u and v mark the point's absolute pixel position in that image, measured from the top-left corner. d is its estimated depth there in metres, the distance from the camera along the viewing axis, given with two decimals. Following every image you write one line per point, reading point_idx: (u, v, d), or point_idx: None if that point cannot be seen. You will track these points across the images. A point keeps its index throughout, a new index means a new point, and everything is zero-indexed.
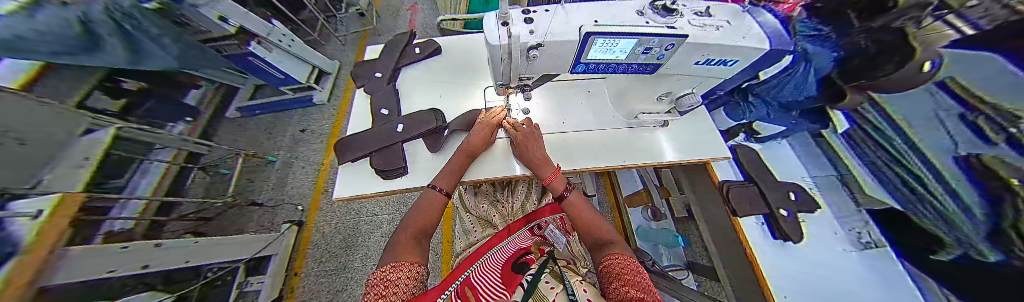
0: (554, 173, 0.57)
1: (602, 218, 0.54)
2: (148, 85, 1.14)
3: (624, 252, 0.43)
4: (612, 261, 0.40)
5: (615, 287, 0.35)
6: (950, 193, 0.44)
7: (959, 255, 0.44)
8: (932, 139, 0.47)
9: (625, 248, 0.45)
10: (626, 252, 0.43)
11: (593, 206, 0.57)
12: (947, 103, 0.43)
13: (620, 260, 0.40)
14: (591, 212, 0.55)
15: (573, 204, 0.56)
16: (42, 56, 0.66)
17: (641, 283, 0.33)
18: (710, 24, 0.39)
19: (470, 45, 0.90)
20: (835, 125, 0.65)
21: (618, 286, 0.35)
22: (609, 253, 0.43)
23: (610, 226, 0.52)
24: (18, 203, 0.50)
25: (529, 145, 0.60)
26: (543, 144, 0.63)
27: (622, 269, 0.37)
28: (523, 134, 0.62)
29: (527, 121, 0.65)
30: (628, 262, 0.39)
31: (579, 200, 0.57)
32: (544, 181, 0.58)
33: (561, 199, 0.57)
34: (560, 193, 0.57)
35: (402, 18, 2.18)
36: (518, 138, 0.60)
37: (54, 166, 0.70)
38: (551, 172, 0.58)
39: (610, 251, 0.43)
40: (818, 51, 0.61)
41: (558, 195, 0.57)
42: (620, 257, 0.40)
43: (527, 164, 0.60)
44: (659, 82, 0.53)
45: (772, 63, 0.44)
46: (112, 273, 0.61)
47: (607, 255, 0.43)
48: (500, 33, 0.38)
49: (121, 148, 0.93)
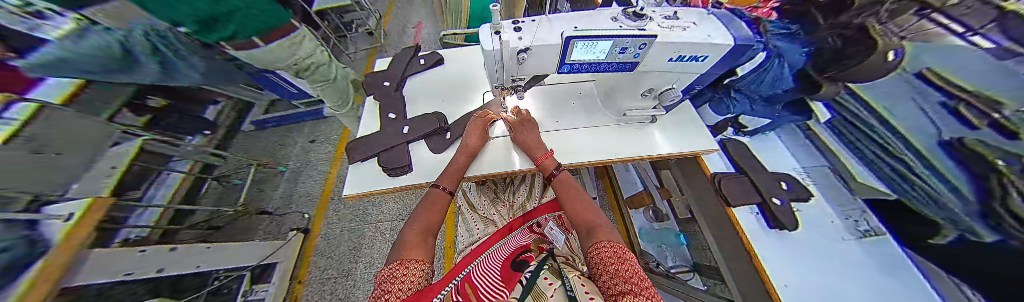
0: (544, 154, 0.62)
1: (592, 203, 0.56)
2: (172, 102, 1.24)
3: (614, 239, 0.44)
4: (602, 248, 0.41)
5: (605, 275, 0.37)
6: (937, 175, 0.45)
7: (957, 236, 0.44)
8: (913, 126, 0.49)
9: (612, 232, 0.46)
10: (614, 239, 0.44)
11: (584, 191, 0.59)
12: (924, 90, 0.46)
13: (608, 248, 0.41)
14: (579, 198, 0.57)
15: (564, 185, 0.59)
16: (77, 74, 0.84)
17: (630, 272, 0.34)
18: (676, 26, 0.45)
19: (469, 55, 0.97)
20: (818, 115, 0.69)
21: (607, 277, 0.36)
22: (598, 241, 0.44)
23: (601, 211, 0.53)
24: (49, 208, 0.60)
25: (524, 128, 0.66)
26: (538, 133, 0.68)
27: (610, 258, 0.38)
28: (517, 123, 0.67)
29: (519, 111, 0.69)
30: (618, 250, 0.40)
31: (568, 180, 0.60)
32: (536, 162, 0.63)
33: (550, 180, 0.60)
34: (550, 173, 0.61)
35: (408, 35, 2.35)
36: (518, 125, 0.66)
37: (82, 177, 0.77)
38: (544, 153, 0.63)
39: (598, 239, 0.44)
40: (787, 47, 0.62)
41: (550, 176, 0.61)
42: (610, 244, 0.42)
43: (521, 148, 0.65)
44: (640, 78, 0.57)
45: (740, 58, 0.49)
46: (125, 276, 0.67)
47: (596, 244, 0.43)
48: (493, 40, 0.44)
49: (142, 160, 1.01)
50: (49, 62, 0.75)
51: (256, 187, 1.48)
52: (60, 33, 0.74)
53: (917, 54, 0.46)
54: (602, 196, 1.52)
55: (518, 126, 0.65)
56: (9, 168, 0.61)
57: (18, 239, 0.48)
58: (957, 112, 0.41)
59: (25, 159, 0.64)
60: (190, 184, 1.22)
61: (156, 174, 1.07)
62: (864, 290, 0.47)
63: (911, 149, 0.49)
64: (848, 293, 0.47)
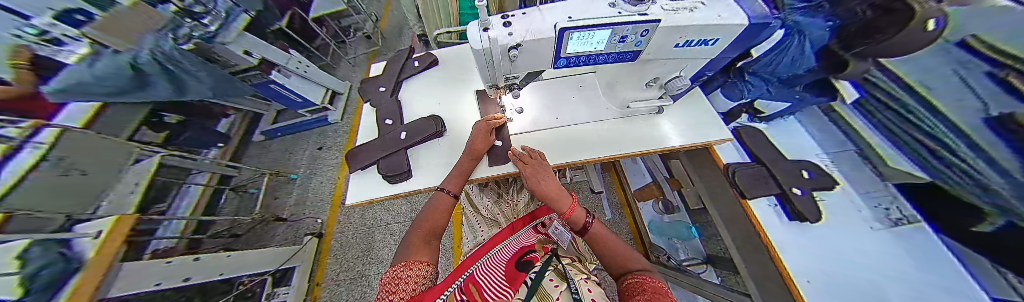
0: (572, 207, 0.55)
1: (626, 245, 0.54)
2: (186, 117, 1.30)
3: (652, 276, 0.43)
4: (636, 280, 0.41)
5: (636, 298, 0.35)
6: (980, 154, 0.39)
7: (1004, 224, 0.38)
8: (955, 101, 0.42)
9: (655, 275, 0.44)
10: (654, 277, 0.42)
11: (615, 234, 0.57)
12: (968, 61, 0.39)
13: (644, 279, 0.40)
14: (609, 236, 0.55)
15: (597, 237, 0.55)
16: (94, 97, 0.89)
17: (660, 297, 0.33)
18: (682, 7, 0.41)
19: (463, 54, 0.95)
20: (844, 94, 0.64)
21: (640, 297, 0.35)
22: (635, 273, 0.44)
23: (640, 255, 0.51)
24: (80, 226, 0.66)
25: (539, 175, 0.58)
26: (555, 176, 0.60)
27: (647, 287, 0.37)
28: (529, 168, 0.60)
29: (528, 149, 0.64)
30: (654, 284, 0.39)
31: (603, 231, 0.56)
32: (563, 216, 0.56)
33: (583, 233, 0.56)
34: (581, 227, 0.55)
35: (405, 36, 2.35)
36: (529, 171, 0.59)
37: (105, 196, 0.81)
38: (569, 205, 0.56)
39: (636, 272, 0.44)
40: (810, 22, 0.56)
41: (580, 229, 0.56)
42: (646, 278, 0.41)
43: (541, 197, 0.58)
44: (644, 68, 0.55)
45: (756, 38, 0.45)
46: (155, 286, 0.71)
47: (633, 275, 0.43)
48: (482, 37, 0.42)
49: (165, 175, 1.08)
50: (69, 86, 0.81)
51: (270, 194, 1.54)
52: (75, 58, 0.80)
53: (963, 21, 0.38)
54: (611, 190, 1.49)
55: (530, 172, 0.58)
56: (47, 189, 0.66)
57: (56, 256, 0.52)
58: (1006, 83, 0.33)
59: (57, 179, 0.68)
60: (210, 194, 1.31)
61: (178, 187, 1.16)
62: (889, 279, 0.44)
63: (949, 125, 0.43)
64: (876, 285, 0.44)
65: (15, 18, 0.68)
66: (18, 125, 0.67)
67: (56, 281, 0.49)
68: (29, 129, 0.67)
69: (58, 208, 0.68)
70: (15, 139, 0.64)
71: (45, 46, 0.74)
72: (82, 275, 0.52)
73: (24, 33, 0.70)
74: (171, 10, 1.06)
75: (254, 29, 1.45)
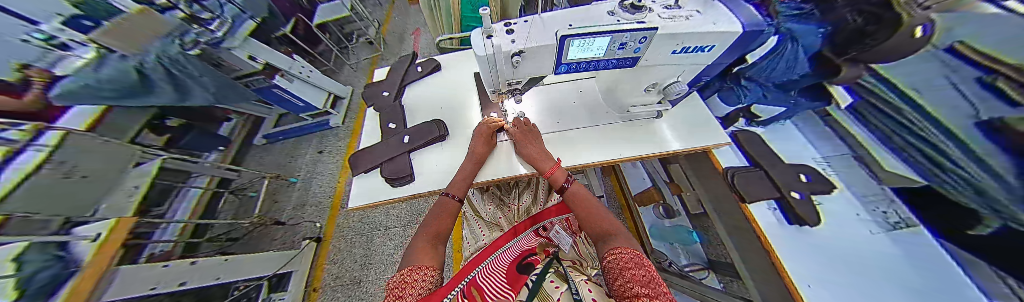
0: (554, 166, 0.58)
1: (609, 213, 0.53)
2: (187, 121, 1.31)
3: (629, 246, 0.42)
4: (619, 254, 0.39)
5: (618, 282, 0.34)
6: (971, 157, 0.39)
7: (999, 226, 0.38)
8: (947, 106, 0.43)
9: (632, 242, 0.44)
10: (633, 247, 0.42)
11: (596, 199, 0.57)
12: (956, 67, 0.40)
13: (625, 253, 0.38)
14: (598, 209, 0.53)
15: (576, 198, 0.56)
16: (95, 101, 0.88)
17: (646, 278, 0.31)
18: (678, 15, 0.43)
19: (465, 59, 0.97)
20: (838, 100, 0.66)
21: (621, 280, 0.34)
22: (613, 247, 0.42)
23: (616, 219, 0.51)
24: (79, 228, 0.65)
25: (528, 140, 0.63)
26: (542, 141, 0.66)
27: (627, 263, 0.36)
28: (521, 132, 0.64)
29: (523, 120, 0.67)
30: (633, 255, 0.38)
31: (581, 190, 0.58)
32: (545, 174, 0.59)
33: (562, 193, 0.58)
34: (560, 187, 0.57)
35: (407, 43, 2.39)
36: (518, 133, 0.64)
37: (105, 200, 0.81)
38: (550, 166, 0.59)
39: (615, 245, 0.42)
40: (802, 28, 0.57)
41: (559, 189, 0.58)
42: (628, 250, 0.39)
43: (527, 160, 0.61)
44: (643, 74, 0.56)
45: (750, 44, 0.46)
46: (152, 290, 0.70)
47: (613, 249, 0.41)
48: (485, 45, 0.43)
49: (165, 178, 1.08)
50: (72, 90, 0.81)
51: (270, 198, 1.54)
52: (81, 63, 0.82)
53: (961, 28, 0.38)
54: (611, 195, 1.49)
55: (521, 138, 0.63)
56: (52, 192, 0.66)
57: (51, 263, 0.51)
58: (992, 87, 0.35)
59: (58, 182, 0.68)
60: (209, 196, 1.32)
61: (177, 189, 1.16)
62: (892, 284, 0.44)
63: (942, 129, 0.44)
64: (884, 290, 0.43)
65: (23, 23, 0.71)
66: (20, 127, 0.68)
67: (51, 283, 0.48)
68: (31, 131, 0.68)
69: (57, 211, 0.67)
70: (18, 141, 0.65)
71: (52, 51, 0.77)
72: (75, 281, 0.51)
73: (31, 37, 0.73)
74: (178, 16, 1.11)
75: (259, 34, 1.47)
